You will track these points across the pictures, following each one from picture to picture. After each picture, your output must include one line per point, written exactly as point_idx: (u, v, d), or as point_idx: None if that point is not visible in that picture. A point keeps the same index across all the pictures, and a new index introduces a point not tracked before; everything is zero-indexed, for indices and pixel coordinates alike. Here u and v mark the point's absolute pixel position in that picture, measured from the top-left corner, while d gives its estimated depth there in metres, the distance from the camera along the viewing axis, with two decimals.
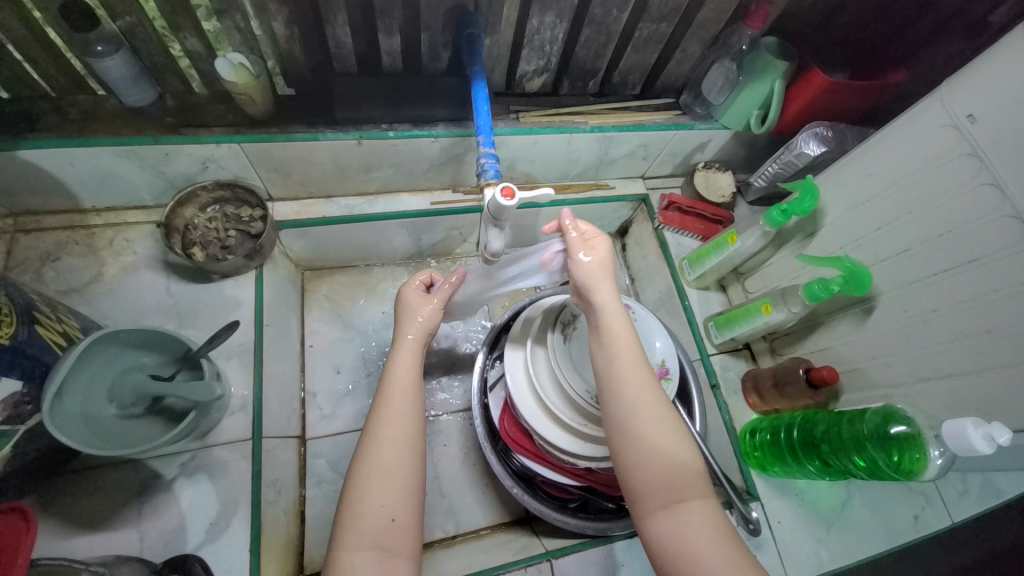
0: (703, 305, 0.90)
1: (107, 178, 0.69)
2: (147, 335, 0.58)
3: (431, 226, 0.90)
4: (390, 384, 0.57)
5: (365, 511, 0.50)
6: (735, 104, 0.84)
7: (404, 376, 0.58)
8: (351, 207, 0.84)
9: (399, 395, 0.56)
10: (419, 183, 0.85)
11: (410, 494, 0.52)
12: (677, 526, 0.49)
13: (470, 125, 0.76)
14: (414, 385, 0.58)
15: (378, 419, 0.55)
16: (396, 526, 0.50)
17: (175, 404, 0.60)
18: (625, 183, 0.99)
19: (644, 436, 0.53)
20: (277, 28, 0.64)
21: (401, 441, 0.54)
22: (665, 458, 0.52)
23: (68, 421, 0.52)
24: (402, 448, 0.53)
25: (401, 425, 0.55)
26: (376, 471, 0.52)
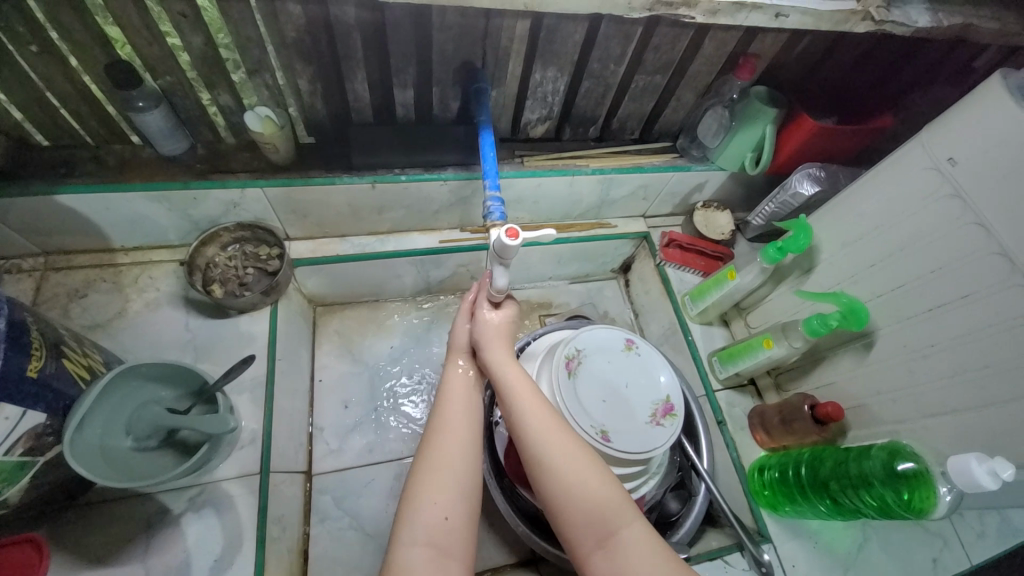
0: (706, 340, 0.91)
1: (138, 220, 0.74)
2: (169, 369, 0.60)
3: (439, 263, 0.93)
4: (452, 397, 0.61)
5: (418, 520, 0.51)
6: (729, 148, 0.89)
7: (461, 389, 0.62)
8: (363, 246, 0.88)
9: (461, 405, 0.60)
10: (428, 223, 0.89)
11: (466, 498, 0.54)
12: (615, 564, 0.52)
13: (477, 169, 0.80)
14: (473, 396, 0.62)
15: (434, 431, 0.58)
16: (449, 526, 0.52)
17: (189, 437, 0.61)
18: (627, 222, 1.02)
19: (568, 485, 0.56)
20: (302, 85, 0.70)
21: (461, 443, 0.57)
22: (592, 501, 0.55)
23: (87, 455, 0.53)
24: (464, 451, 0.56)
25: (458, 430, 0.58)
26: (421, 478, 0.54)
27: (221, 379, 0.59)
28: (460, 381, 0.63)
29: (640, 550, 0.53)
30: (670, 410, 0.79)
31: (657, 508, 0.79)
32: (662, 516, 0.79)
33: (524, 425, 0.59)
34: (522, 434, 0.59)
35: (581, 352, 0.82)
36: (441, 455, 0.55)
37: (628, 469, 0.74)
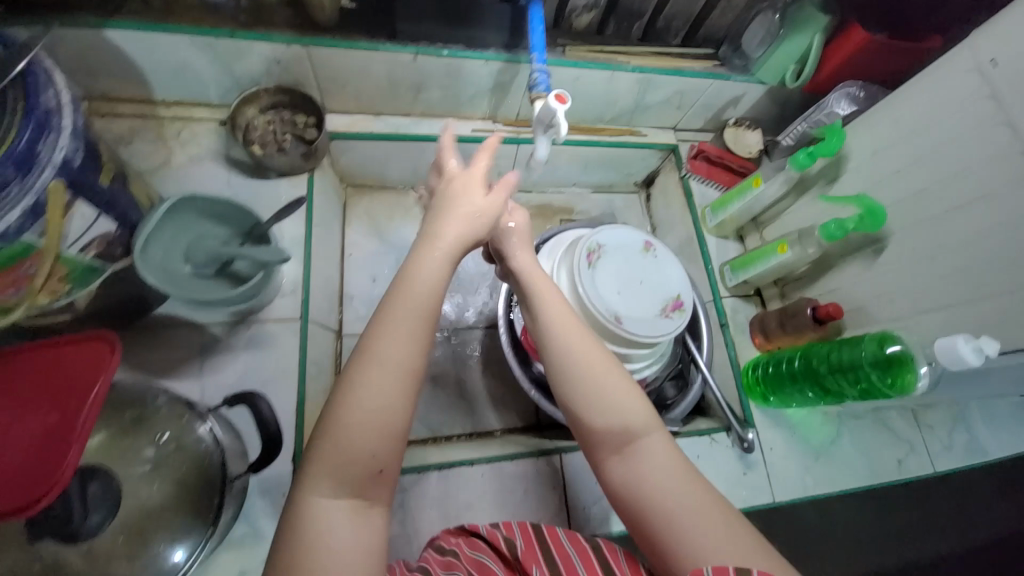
0: (720, 251, 0.96)
1: (181, 70, 0.74)
2: (225, 208, 0.63)
3: (470, 153, 0.94)
4: (396, 309, 0.45)
5: (340, 469, 0.41)
6: (772, 58, 0.87)
7: (412, 299, 0.45)
8: (398, 126, 0.89)
9: (400, 323, 0.44)
10: (463, 109, 0.90)
11: (400, 441, 0.43)
12: (630, 471, 0.50)
13: (520, 53, 0.79)
14: (432, 307, 0.46)
15: (368, 355, 0.43)
16: (386, 476, 0.42)
17: (241, 271, 0.66)
18: (657, 132, 1.03)
19: (588, 397, 0.52)
20: None
21: (398, 375, 0.43)
22: (613, 410, 0.52)
23: (154, 270, 0.58)
24: (396, 384, 0.43)
25: (404, 357, 0.44)
26: (344, 421, 0.41)
27: (273, 219, 0.63)
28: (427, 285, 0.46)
29: (659, 461, 0.50)
30: (679, 306, 0.85)
31: (656, 391, 0.86)
32: (659, 398, 0.86)
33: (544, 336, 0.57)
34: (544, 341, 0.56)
35: (601, 247, 0.87)
36: (372, 384, 0.42)
37: (635, 352, 0.81)
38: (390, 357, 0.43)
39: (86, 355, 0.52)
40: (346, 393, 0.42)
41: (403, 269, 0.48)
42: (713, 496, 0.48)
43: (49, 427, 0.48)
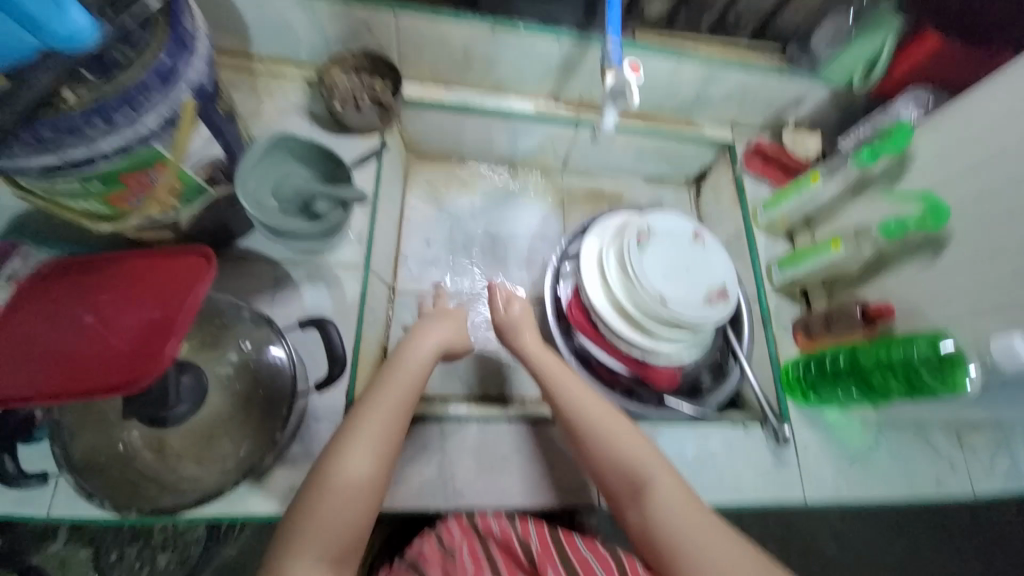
0: (769, 249, 0.95)
1: (280, 27, 0.81)
2: (314, 150, 0.70)
3: (530, 132, 0.98)
4: (375, 406, 0.62)
5: (322, 531, 0.54)
6: (841, 61, 0.88)
7: (385, 396, 0.63)
8: (464, 98, 0.92)
9: (379, 422, 0.61)
10: (529, 88, 0.94)
11: (371, 516, 0.58)
12: (640, 515, 0.61)
13: (592, 33, 0.83)
14: (406, 402, 0.63)
15: (345, 443, 0.59)
16: (355, 546, 0.56)
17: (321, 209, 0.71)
18: (714, 128, 1.04)
19: (616, 444, 0.65)
20: None
21: (376, 455, 0.59)
22: (616, 466, 0.64)
23: (250, 200, 0.63)
24: (376, 468, 0.58)
25: (384, 440, 0.60)
26: (327, 493, 0.56)
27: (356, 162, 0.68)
28: (390, 393, 0.63)
29: (669, 490, 0.61)
30: (723, 294, 0.87)
31: (691, 378, 0.89)
32: (694, 384, 0.89)
33: (563, 395, 0.70)
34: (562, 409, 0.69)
35: (651, 230, 0.88)
36: (350, 465, 0.58)
37: (678, 335, 0.83)
38: (367, 445, 0.59)
39: (185, 265, 0.57)
40: (330, 468, 0.57)
41: (393, 357, 0.69)
42: (714, 521, 0.59)
43: (147, 322, 0.53)
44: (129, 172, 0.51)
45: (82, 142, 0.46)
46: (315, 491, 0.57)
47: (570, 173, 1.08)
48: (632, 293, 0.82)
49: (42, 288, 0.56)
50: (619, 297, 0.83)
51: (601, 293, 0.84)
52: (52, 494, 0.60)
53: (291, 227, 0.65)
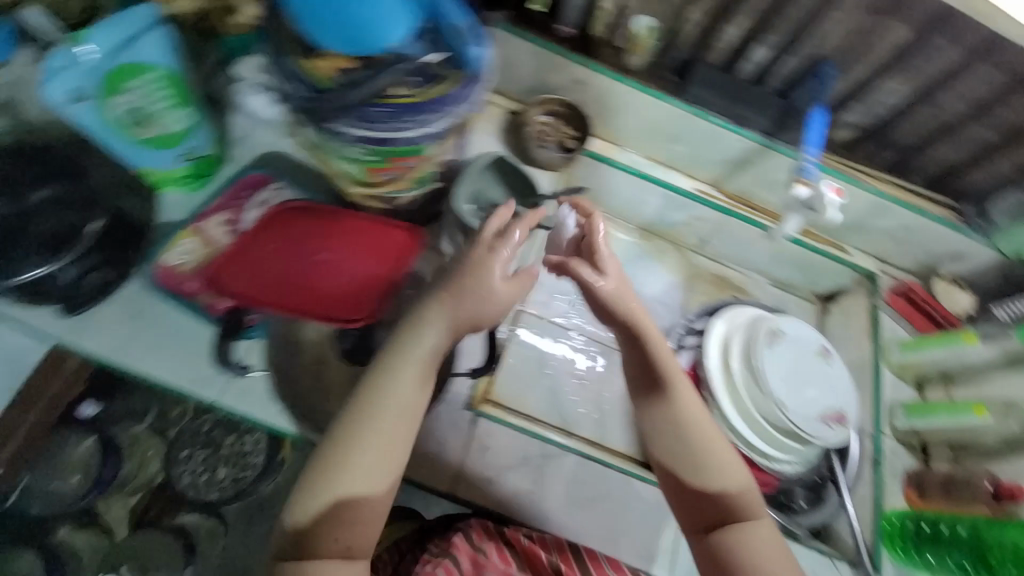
0: (895, 388, 0.97)
1: (505, 62, 0.92)
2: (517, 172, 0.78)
3: (682, 208, 1.04)
4: (374, 416, 0.56)
5: (326, 547, 0.53)
6: (1018, 233, 0.90)
7: (390, 411, 0.56)
8: (635, 162, 1.01)
9: (385, 429, 0.55)
10: (697, 170, 1.01)
11: (371, 529, 0.55)
12: (736, 545, 0.62)
13: (775, 141, 0.89)
14: (415, 403, 0.57)
15: (344, 453, 0.54)
16: (354, 551, 0.55)
17: None
18: (861, 256, 1.05)
19: (716, 460, 0.64)
20: (692, 15, 0.82)
21: (386, 467, 0.55)
22: (731, 478, 0.64)
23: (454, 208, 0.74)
24: (375, 479, 0.55)
25: (382, 451, 0.55)
26: (330, 505, 0.53)
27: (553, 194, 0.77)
28: (404, 391, 0.58)
29: (765, 535, 0.63)
30: (840, 419, 0.86)
31: (784, 492, 0.86)
32: (784, 500, 0.86)
33: (663, 410, 0.66)
34: (678, 417, 0.66)
35: (782, 333, 0.89)
36: (349, 479, 0.54)
37: (785, 441, 0.84)
38: (365, 452, 0.54)
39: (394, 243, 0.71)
40: (332, 482, 0.54)
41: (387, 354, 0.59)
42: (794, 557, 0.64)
43: (370, 276, 0.69)
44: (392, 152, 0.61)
45: (413, 124, 0.58)
46: (313, 502, 0.54)
47: (706, 253, 1.12)
48: (754, 390, 0.84)
49: (289, 215, 0.71)
50: (736, 385, 0.85)
51: (719, 376, 0.87)
52: (222, 389, 0.70)
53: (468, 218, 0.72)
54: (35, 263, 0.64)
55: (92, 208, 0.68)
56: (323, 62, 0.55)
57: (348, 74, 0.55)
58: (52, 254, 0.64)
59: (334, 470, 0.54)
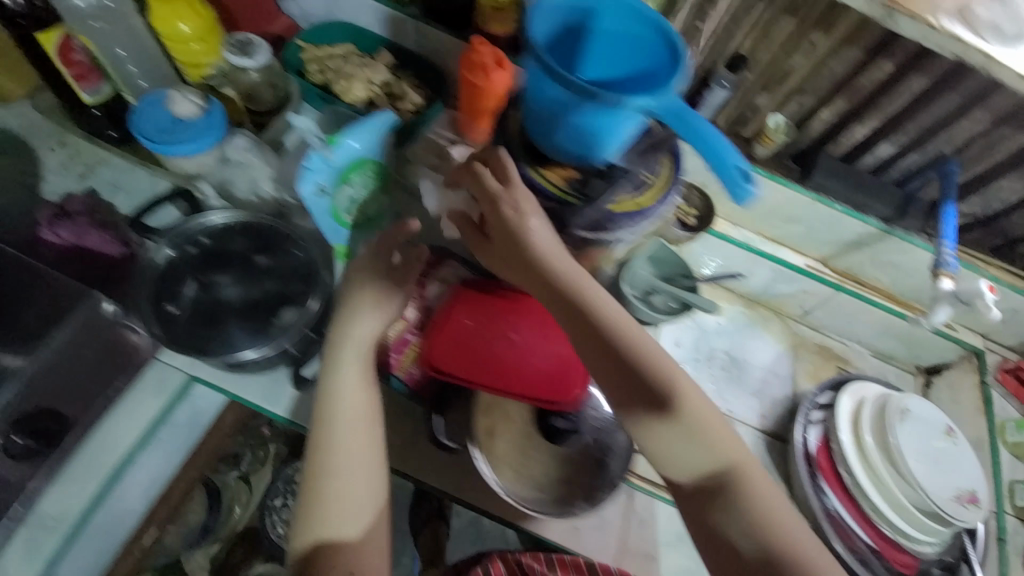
0: (1011, 467, 1.01)
1: None
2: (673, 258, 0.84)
3: (792, 282, 1.07)
4: (330, 418, 0.67)
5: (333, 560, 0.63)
6: None
7: (334, 404, 0.67)
8: (749, 239, 1.06)
9: (350, 430, 0.66)
10: (808, 247, 1.06)
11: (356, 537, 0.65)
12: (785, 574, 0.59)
13: (893, 227, 0.95)
14: (350, 401, 0.67)
15: (324, 464, 0.65)
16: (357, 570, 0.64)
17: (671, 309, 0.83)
18: (965, 332, 1.08)
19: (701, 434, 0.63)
20: (823, 115, 0.90)
21: (347, 468, 0.66)
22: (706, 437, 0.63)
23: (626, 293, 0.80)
24: (342, 478, 0.65)
25: (355, 465, 0.66)
26: (322, 504, 0.65)
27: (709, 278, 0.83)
28: (356, 363, 0.69)
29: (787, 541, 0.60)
30: (975, 500, 0.86)
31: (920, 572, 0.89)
32: None
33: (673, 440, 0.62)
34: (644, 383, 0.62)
35: (907, 410, 0.91)
36: (337, 494, 0.65)
37: (925, 521, 0.86)
38: (337, 455, 0.65)
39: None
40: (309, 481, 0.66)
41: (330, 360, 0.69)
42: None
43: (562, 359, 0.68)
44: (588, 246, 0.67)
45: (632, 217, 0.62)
46: (317, 519, 0.65)
47: (811, 325, 1.16)
48: (892, 468, 0.87)
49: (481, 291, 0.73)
50: (874, 461, 0.88)
51: (853, 450, 0.90)
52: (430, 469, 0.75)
53: (633, 305, 0.80)
54: (252, 344, 0.68)
55: (310, 286, 0.73)
56: (552, 170, 0.62)
57: (576, 183, 0.61)
58: (265, 337, 0.69)
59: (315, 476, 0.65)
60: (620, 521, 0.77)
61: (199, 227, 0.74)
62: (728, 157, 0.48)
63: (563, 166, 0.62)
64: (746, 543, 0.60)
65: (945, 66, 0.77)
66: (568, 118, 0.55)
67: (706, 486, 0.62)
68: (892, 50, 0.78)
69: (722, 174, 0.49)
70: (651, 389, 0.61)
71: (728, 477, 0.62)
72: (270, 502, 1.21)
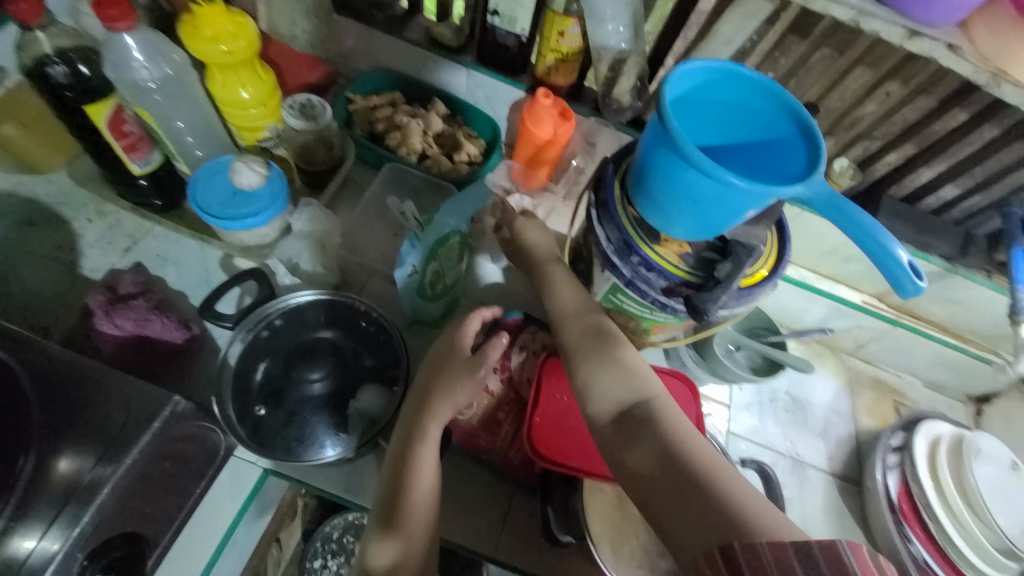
0: None
1: None
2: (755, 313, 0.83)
3: (847, 317, 1.06)
4: (414, 454, 0.60)
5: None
6: None
7: (418, 439, 0.61)
8: (803, 276, 1.03)
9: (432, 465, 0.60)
10: (864, 283, 1.02)
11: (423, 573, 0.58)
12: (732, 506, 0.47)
13: (958, 266, 0.91)
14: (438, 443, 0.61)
15: (403, 503, 0.58)
16: None
17: (758, 368, 0.80)
18: None
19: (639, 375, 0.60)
20: (889, 157, 0.89)
21: (431, 505, 0.59)
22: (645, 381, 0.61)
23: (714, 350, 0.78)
24: (426, 515, 0.58)
25: (432, 500, 0.59)
26: (392, 539, 0.57)
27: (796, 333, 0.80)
28: (429, 456, 0.60)
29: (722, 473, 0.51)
30: None
31: None
32: None
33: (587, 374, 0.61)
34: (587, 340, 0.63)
35: (978, 447, 0.90)
36: (415, 527, 0.57)
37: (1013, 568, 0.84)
38: (425, 490, 0.59)
39: (681, 392, 0.70)
40: (380, 517, 0.58)
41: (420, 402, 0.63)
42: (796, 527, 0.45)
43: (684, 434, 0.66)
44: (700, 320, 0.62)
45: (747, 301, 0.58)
46: (380, 544, 0.57)
47: (865, 358, 1.15)
48: (975, 512, 0.85)
49: None
50: (958, 508, 0.86)
51: (935, 495, 0.88)
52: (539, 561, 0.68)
53: (719, 363, 0.77)
54: (330, 443, 0.65)
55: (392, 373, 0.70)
56: (666, 246, 0.58)
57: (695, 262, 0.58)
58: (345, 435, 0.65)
59: (385, 503, 0.58)
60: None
61: (271, 313, 0.69)
62: (893, 250, 0.46)
63: (675, 244, 0.58)
64: (656, 464, 0.52)
65: (1020, 117, 0.77)
66: (700, 206, 0.51)
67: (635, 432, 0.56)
68: (968, 99, 0.77)
69: (884, 264, 0.47)
70: (591, 334, 0.63)
71: (642, 407, 0.57)
72: (312, 566, 1.15)
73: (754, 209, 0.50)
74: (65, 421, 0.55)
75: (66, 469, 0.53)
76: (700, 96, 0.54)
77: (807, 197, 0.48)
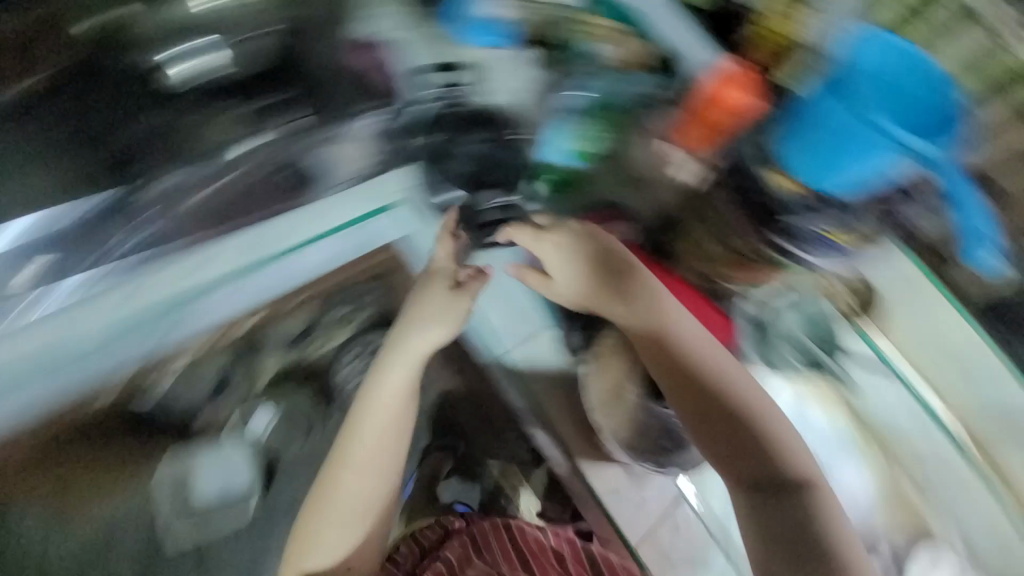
0: None
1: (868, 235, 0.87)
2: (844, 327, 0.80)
3: (927, 437, 0.77)
4: (400, 349, 0.88)
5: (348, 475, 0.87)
6: None
7: (405, 348, 0.89)
8: (896, 356, 0.78)
9: (410, 365, 0.88)
10: (963, 412, 0.75)
11: (391, 450, 0.89)
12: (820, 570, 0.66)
13: None
14: (425, 353, 0.88)
15: (376, 392, 0.88)
16: (384, 471, 0.88)
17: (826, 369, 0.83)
18: None
19: (782, 435, 0.74)
20: None
21: (398, 399, 0.88)
22: (789, 439, 0.74)
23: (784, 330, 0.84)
24: (391, 407, 0.88)
25: (401, 395, 0.88)
26: (354, 429, 0.87)
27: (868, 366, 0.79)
28: (394, 365, 0.88)
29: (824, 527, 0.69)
30: None
31: None
32: None
33: (733, 397, 0.75)
34: (733, 382, 0.77)
35: None
36: (379, 410, 0.87)
37: None
38: (390, 392, 0.88)
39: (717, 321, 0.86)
40: (366, 398, 0.88)
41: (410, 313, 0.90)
42: None
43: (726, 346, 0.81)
44: (780, 271, 0.81)
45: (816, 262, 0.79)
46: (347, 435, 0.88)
47: (933, 511, 0.78)
48: None
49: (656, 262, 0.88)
50: None
51: None
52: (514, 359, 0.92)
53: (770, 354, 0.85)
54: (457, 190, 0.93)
55: (523, 168, 0.91)
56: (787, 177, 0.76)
57: (805, 198, 0.75)
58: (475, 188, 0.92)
59: (358, 407, 0.88)
60: (659, 517, 0.85)
61: (427, 113, 0.92)
62: (983, 228, 0.66)
63: (793, 181, 0.75)
64: (788, 521, 0.70)
65: None
66: (843, 141, 0.69)
67: (772, 493, 0.72)
68: None
69: (973, 232, 0.67)
70: (727, 395, 0.76)
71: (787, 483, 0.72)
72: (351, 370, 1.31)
73: (866, 163, 0.69)
74: (316, 88, 0.92)
75: (300, 115, 0.91)
76: (880, 66, 0.66)
77: (939, 161, 0.64)
